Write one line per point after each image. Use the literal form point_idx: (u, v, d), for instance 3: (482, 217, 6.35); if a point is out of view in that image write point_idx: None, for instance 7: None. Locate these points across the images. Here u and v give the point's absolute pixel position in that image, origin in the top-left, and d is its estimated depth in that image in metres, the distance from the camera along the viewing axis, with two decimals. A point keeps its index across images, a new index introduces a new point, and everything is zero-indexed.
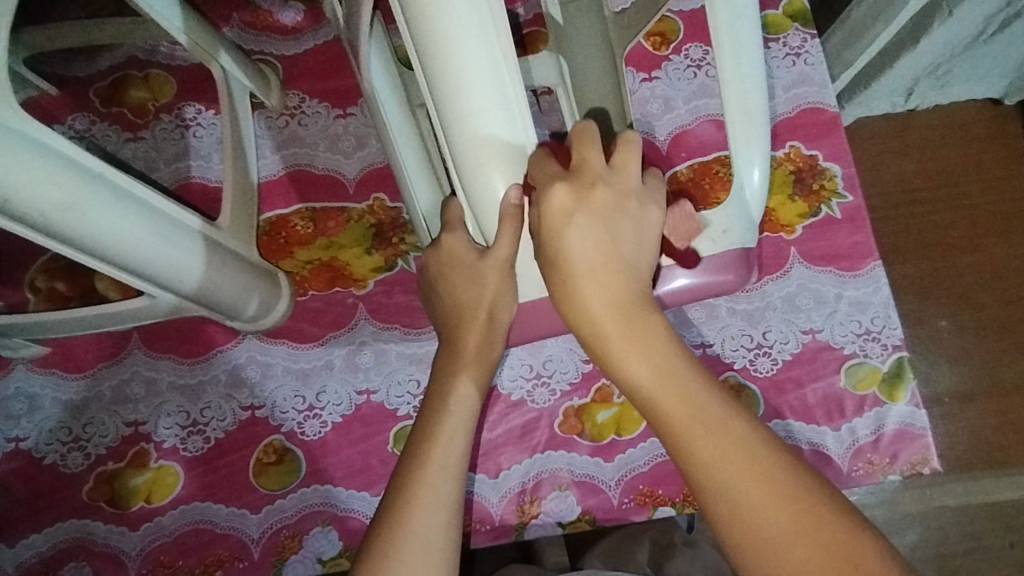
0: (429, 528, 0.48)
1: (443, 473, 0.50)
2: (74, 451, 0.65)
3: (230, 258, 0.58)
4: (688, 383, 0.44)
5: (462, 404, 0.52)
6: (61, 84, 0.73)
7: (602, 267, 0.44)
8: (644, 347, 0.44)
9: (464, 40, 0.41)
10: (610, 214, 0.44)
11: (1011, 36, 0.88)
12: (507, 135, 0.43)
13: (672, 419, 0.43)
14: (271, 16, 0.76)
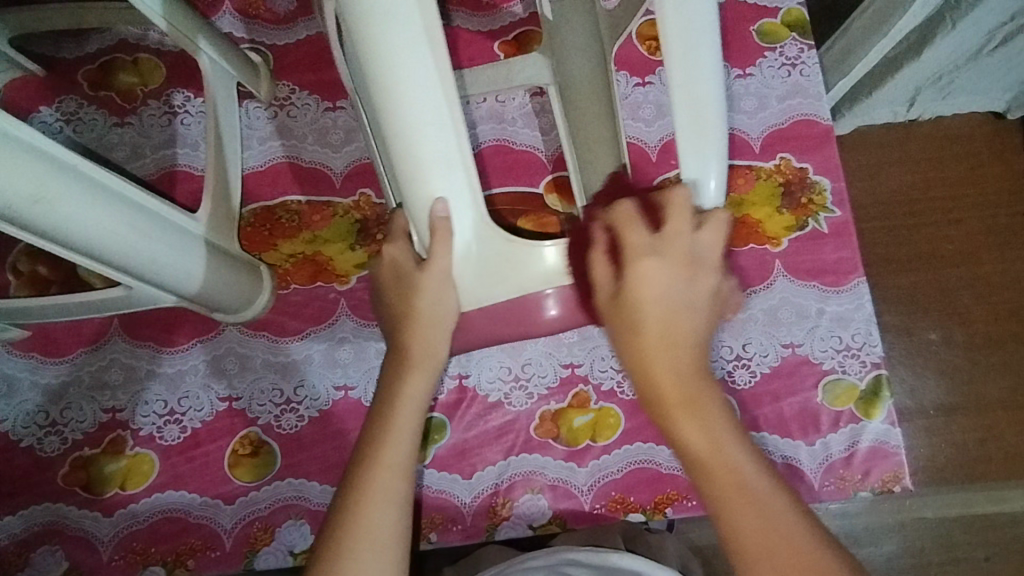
0: (381, 525, 0.50)
1: (392, 472, 0.51)
2: (50, 436, 0.65)
3: (211, 252, 0.58)
4: (737, 459, 0.47)
5: (410, 404, 0.53)
6: (49, 66, 0.73)
7: (666, 342, 0.48)
8: (701, 416, 0.48)
9: (402, 50, 0.43)
10: (671, 277, 0.48)
11: (1015, 48, 0.87)
12: (441, 141, 0.46)
13: (716, 484, 0.47)
14: (264, 5, 0.76)
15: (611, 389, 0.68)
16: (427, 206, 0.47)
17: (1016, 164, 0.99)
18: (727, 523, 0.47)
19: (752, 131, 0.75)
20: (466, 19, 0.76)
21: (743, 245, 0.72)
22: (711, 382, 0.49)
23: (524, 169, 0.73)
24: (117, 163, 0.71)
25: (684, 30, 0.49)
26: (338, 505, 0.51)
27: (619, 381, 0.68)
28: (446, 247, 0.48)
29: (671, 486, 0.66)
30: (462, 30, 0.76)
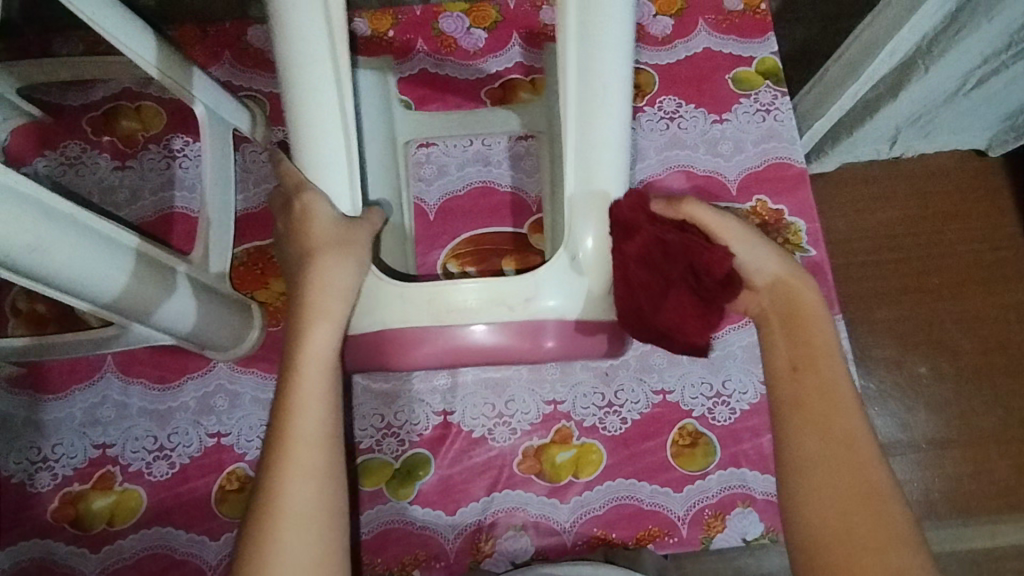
0: (301, 498, 0.48)
1: (308, 439, 0.50)
2: (42, 471, 0.66)
3: (202, 293, 0.60)
4: (844, 396, 0.51)
5: (317, 362, 0.51)
6: (55, 113, 0.76)
7: (790, 281, 0.55)
8: (810, 340, 0.53)
9: (311, 63, 0.51)
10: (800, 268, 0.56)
11: (992, 90, 0.87)
12: (332, 150, 0.53)
13: (809, 393, 0.51)
14: (262, 55, 0.80)
15: (593, 426, 0.69)
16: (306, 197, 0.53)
17: (998, 200, 1.01)
18: (796, 414, 0.51)
19: (729, 173, 0.77)
20: (453, 69, 0.80)
21: None
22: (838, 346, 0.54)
23: (509, 210, 0.76)
24: (116, 205, 0.74)
25: (591, 100, 0.52)
26: (260, 481, 0.50)
27: (600, 418, 0.70)
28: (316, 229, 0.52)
29: (652, 523, 0.66)
30: (449, 78, 0.79)
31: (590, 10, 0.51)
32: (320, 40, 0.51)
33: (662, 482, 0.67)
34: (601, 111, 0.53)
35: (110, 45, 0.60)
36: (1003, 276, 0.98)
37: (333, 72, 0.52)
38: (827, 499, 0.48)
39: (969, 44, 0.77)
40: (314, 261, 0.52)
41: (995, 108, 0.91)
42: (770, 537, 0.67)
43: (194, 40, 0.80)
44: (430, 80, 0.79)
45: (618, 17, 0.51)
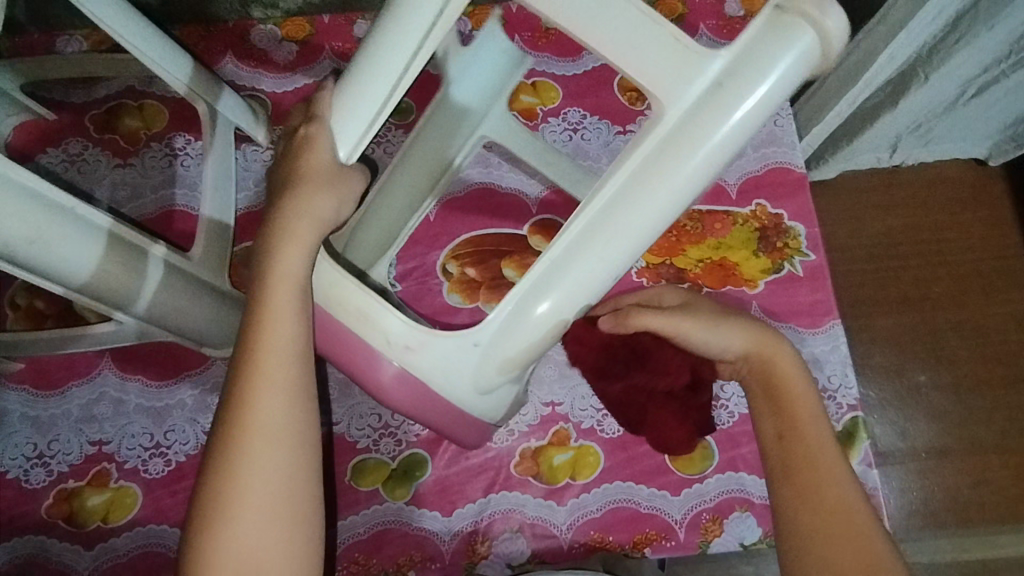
0: (271, 414, 0.47)
1: (277, 357, 0.48)
2: (37, 467, 0.66)
3: (203, 290, 0.60)
4: (831, 456, 0.52)
5: (286, 284, 0.49)
6: (58, 110, 0.76)
7: (761, 347, 0.56)
8: (787, 404, 0.54)
9: (397, 36, 0.48)
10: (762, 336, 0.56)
11: (991, 101, 0.88)
12: (352, 124, 0.50)
13: (800, 471, 0.52)
14: (265, 55, 0.80)
15: (591, 428, 0.69)
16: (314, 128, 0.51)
17: (998, 210, 1.02)
18: (786, 484, 0.52)
19: (729, 177, 0.77)
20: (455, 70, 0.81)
21: (720, 287, 0.74)
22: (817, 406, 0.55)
23: (509, 212, 0.76)
24: (116, 202, 0.74)
25: (632, 190, 0.47)
26: (229, 400, 0.48)
27: (598, 420, 0.69)
28: (310, 160, 0.50)
29: (650, 526, 0.66)
30: None
31: (692, 115, 0.46)
32: (421, 19, 0.48)
33: (659, 485, 0.67)
34: (639, 210, 0.47)
35: (137, 57, 0.63)
36: (1003, 285, 0.98)
37: (404, 64, 0.49)
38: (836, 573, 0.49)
39: (970, 52, 0.77)
40: (305, 187, 0.50)
41: (994, 116, 0.91)
42: (769, 542, 0.66)
43: (198, 39, 0.80)
44: (432, 83, 0.81)
45: (720, 142, 0.46)
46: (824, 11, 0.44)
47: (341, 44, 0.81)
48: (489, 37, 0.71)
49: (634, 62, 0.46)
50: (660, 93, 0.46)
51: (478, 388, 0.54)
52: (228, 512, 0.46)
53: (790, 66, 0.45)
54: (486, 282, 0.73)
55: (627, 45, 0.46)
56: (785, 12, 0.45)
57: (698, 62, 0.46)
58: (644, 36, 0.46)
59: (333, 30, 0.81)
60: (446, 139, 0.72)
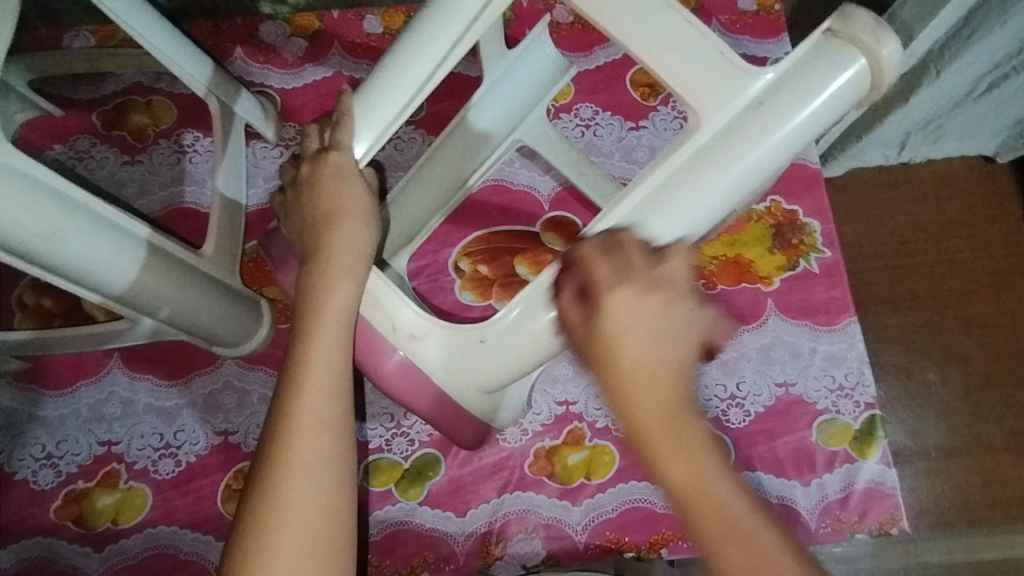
0: (321, 447, 0.44)
1: (326, 394, 0.45)
2: (45, 468, 0.65)
3: (216, 289, 0.60)
4: (721, 491, 0.35)
5: (335, 317, 0.48)
6: (66, 106, 0.76)
7: (650, 362, 0.37)
8: (688, 446, 0.35)
9: (442, 24, 0.50)
10: (663, 320, 0.39)
11: (1004, 96, 0.82)
12: (384, 104, 0.51)
13: (709, 536, 0.34)
14: (274, 51, 0.79)
15: (605, 427, 0.68)
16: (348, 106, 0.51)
17: (1005, 207, 0.93)
18: None
19: None
20: (467, 66, 0.81)
21: (734, 284, 0.73)
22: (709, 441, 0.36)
23: (522, 209, 0.75)
24: (125, 199, 0.73)
25: (670, 188, 0.48)
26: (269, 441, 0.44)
27: (613, 419, 0.69)
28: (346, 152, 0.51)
29: (666, 527, 0.65)
30: (463, 76, 0.81)
31: (737, 123, 0.47)
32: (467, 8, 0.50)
33: None
34: (672, 210, 0.48)
35: (161, 62, 0.63)
36: (1014, 285, 0.88)
37: (444, 54, 0.50)
38: None
39: (981, 48, 0.74)
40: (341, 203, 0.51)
41: (1004, 114, 0.85)
42: None
43: (208, 35, 0.80)
44: (443, 80, 0.80)
45: (763, 150, 0.47)
46: (877, 38, 0.46)
47: (350, 40, 0.80)
48: (536, 42, 0.69)
49: (681, 68, 0.48)
50: (702, 97, 0.47)
51: (480, 387, 0.54)
52: (263, 571, 0.41)
53: (836, 87, 0.47)
54: (499, 280, 0.73)
55: (676, 52, 0.48)
56: (833, 39, 0.48)
57: (746, 75, 0.47)
58: (693, 47, 0.48)
59: (342, 26, 0.80)
60: (480, 136, 0.69)
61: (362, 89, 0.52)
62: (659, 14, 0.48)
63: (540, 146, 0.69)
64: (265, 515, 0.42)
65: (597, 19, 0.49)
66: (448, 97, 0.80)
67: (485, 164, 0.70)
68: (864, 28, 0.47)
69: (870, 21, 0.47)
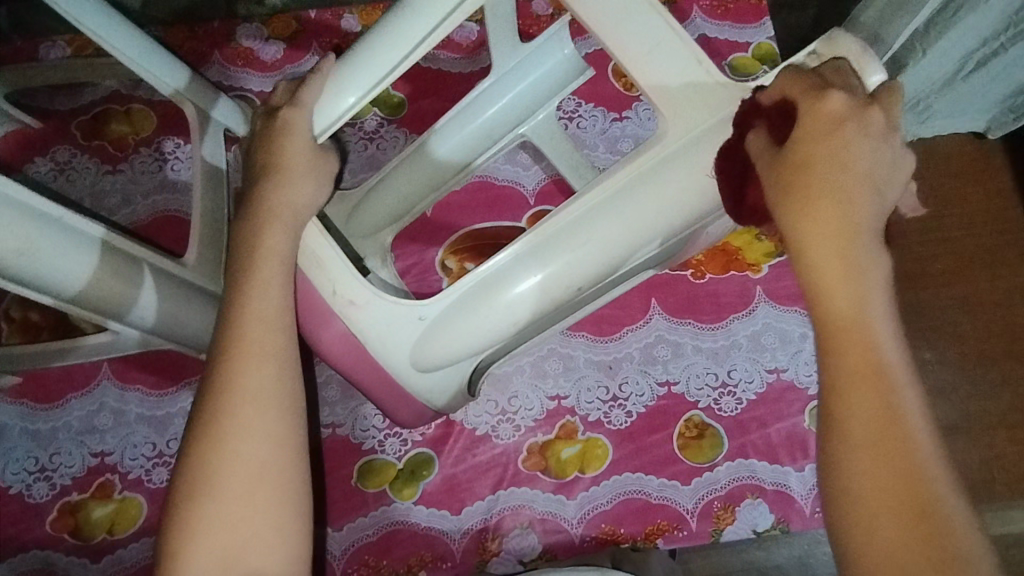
0: (251, 450, 0.45)
1: (255, 399, 0.46)
2: (39, 482, 0.65)
3: (200, 296, 0.59)
4: (881, 323, 0.36)
5: (264, 321, 0.48)
6: (44, 118, 0.75)
7: (839, 200, 0.38)
8: (856, 276, 0.37)
9: (415, 15, 0.49)
10: (861, 156, 0.39)
11: (995, 71, 0.79)
12: (346, 87, 0.51)
13: (843, 358, 0.36)
14: (252, 53, 0.79)
15: (598, 420, 0.69)
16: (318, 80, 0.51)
17: (997, 183, 0.92)
18: (847, 409, 0.35)
19: None
20: (447, 61, 0.80)
21: (723, 272, 0.73)
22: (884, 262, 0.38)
23: (507, 205, 0.75)
24: (108, 209, 0.73)
25: (634, 185, 0.48)
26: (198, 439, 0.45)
27: (605, 412, 0.69)
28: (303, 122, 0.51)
29: (661, 516, 0.65)
30: (444, 72, 0.80)
31: (711, 130, 0.48)
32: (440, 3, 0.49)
33: (669, 475, 0.66)
34: (632, 209, 0.48)
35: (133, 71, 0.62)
36: (1007, 261, 0.88)
37: (408, 49, 0.50)
38: (881, 521, 0.34)
39: (969, 22, 0.72)
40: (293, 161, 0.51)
41: (994, 89, 0.83)
42: (781, 529, 0.65)
43: (184, 41, 0.79)
44: (424, 77, 0.80)
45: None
46: (861, 62, 0.49)
47: (328, 40, 0.79)
48: (556, 37, 0.66)
49: (658, 69, 0.49)
50: (676, 96, 0.48)
51: (416, 366, 0.53)
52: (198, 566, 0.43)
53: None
54: None
55: (652, 56, 0.49)
56: (818, 61, 0.50)
57: (723, 82, 0.48)
58: (670, 50, 0.49)
59: (320, 27, 0.80)
60: (480, 128, 0.67)
61: (334, 66, 0.51)
62: (641, 17, 0.50)
63: (544, 144, 0.68)
64: (197, 511, 0.43)
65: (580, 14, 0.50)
66: (430, 94, 0.79)
67: (486, 152, 0.68)
68: (850, 52, 0.49)
69: (856, 48, 0.49)
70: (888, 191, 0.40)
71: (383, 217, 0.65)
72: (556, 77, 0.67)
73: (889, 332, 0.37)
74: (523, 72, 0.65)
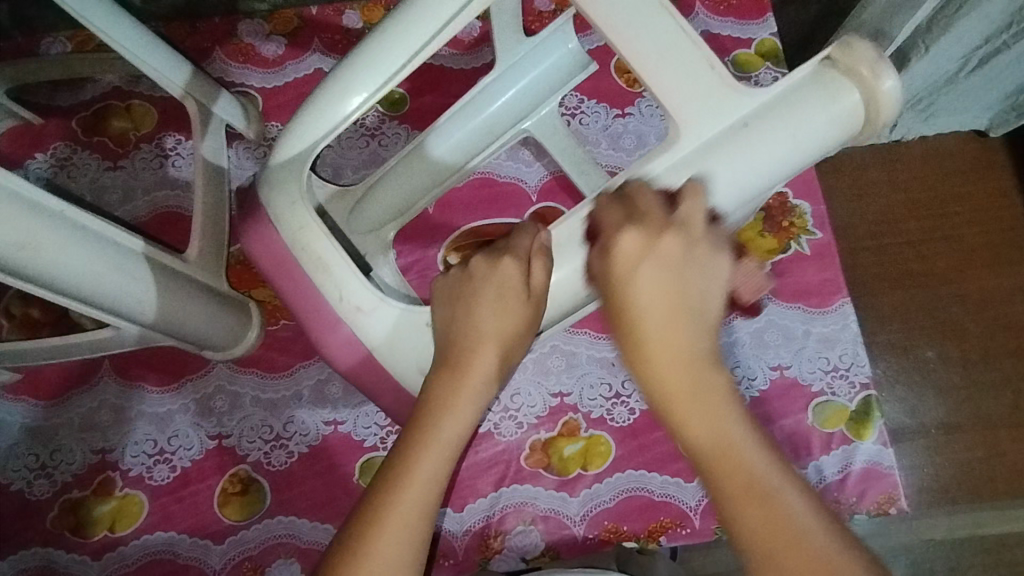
0: (426, 481, 0.48)
1: (443, 443, 0.49)
2: (40, 479, 0.65)
3: (199, 292, 0.59)
4: (741, 439, 0.41)
5: (479, 378, 0.50)
6: (44, 114, 0.75)
7: (682, 312, 0.45)
8: (705, 402, 0.43)
9: (419, 19, 0.50)
10: (683, 270, 0.46)
11: (996, 69, 0.78)
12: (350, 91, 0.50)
13: (720, 479, 0.41)
14: (253, 49, 0.78)
15: (601, 417, 0.68)
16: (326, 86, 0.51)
17: (1001, 181, 0.91)
18: (752, 526, 0.39)
19: None
20: (449, 58, 0.80)
21: None
22: (729, 384, 0.44)
23: (509, 201, 0.75)
24: (109, 206, 0.72)
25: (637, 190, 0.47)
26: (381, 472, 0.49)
27: (608, 408, 0.68)
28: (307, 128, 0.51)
29: (664, 514, 0.65)
30: (445, 69, 0.80)
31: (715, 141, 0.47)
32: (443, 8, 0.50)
33: (672, 473, 0.66)
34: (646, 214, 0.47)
35: (134, 64, 0.62)
36: (1011, 259, 0.88)
37: (413, 52, 0.50)
38: None
39: (970, 20, 0.70)
40: (489, 289, 0.51)
41: (997, 87, 0.82)
42: None
43: (185, 37, 0.79)
44: (425, 73, 0.80)
45: (735, 172, 0.47)
46: (873, 71, 0.48)
47: (330, 36, 0.79)
48: (560, 33, 0.67)
49: (670, 75, 0.48)
50: (685, 103, 0.48)
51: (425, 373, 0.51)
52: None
53: (824, 116, 0.48)
54: None
55: (666, 61, 0.49)
56: (831, 67, 0.49)
57: (733, 92, 0.48)
58: (683, 54, 0.49)
59: (321, 23, 0.79)
60: (483, 124, 0.66)
61: (338, 69, 0.51)
62: (655, 22, 0.49)
63: (547, 140, 0.67)
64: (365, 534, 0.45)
65: (590, 15, 0.49)
66: (431, 90, 0.79)
67: (483, 153, 0.67)
68: (863, 61, 0.48)
69: (870, 55, 0.48)
70: (711, 309, 0.46)
71: (386, 212, 0.63)
72: (562, 70, 0.67)
73: (754, 445, 0.42)
74: (528, 66, 0.66)
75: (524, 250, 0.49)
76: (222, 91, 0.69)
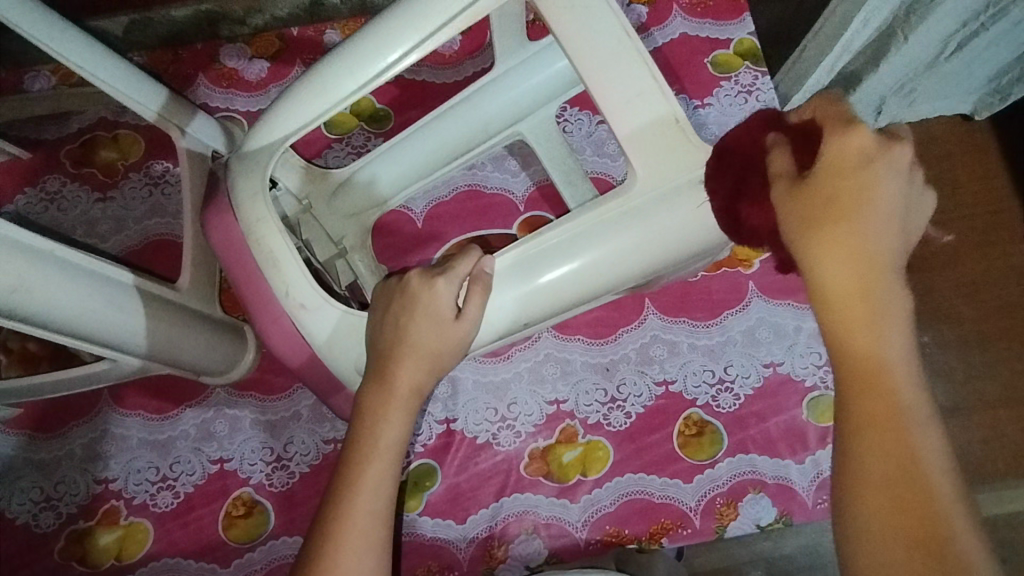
0: (375, 499, 0.48)
1: (382, 459, 0.49)
2: (45, 511, 0.65)
3: (190, 319, 0.60)
4: (895, 355, 0.37)
5: (408, 390, 0.50)
6: (32, 148, 0.75)
7: (851, 228, 0.37)
8: (873, 305, 0.37)
9: (391, 36, 0.50)
10: (890, 188, 0.38)
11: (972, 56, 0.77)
12: (317, 96, 0.51)
13: (859, 389, 0.37)
14: (236, 73, 0.79)
15: (597, 422, 0.69)
16: (299, 86, 0.52)
17: (989, 164, 0.92)
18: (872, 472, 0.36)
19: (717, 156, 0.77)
20: (430, 73, 0.81)
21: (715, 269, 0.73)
22: (907, 299, 0.38)
23: (498, 212, 0.76)
24: (101, 236, 0.73)
25: (606, 227, 0.47)
26: (328, 496, 0.49)
27: (604, 414, 0.69)
28: (275, 122, 0.52)
29: (665, 515, 0.66)
30: (427, 83, 0.80)
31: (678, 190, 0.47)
32: (414, 26, 0.50)
33: (671, 474, 0.67)
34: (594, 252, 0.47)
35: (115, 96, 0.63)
36: (1002, 241, 0.88)
37: (381, 69, 0.50)
38: None
39: None
40: (419, 317, 0.49)
41: (977, 73, 0.82)
42: (785, 521, 0.66)
43: (168, 64, 0.80)
44: (408, 88, 0.80)
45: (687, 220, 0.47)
46: None
47: (311, 56, 0.80)
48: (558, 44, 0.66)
49: (634, 114, 0.47)
50: (646, 143, 0.47)
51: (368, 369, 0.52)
52: None
53: None
54: None
55: (631, 103, 0.48)
56: None
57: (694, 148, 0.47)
58: (647, 101, 0.48)
59: (302, 43, 0.80)
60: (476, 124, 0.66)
61: (320, 68, 0.52)
62: (622, 59, 0.48)
63: (538, 146, 0.67)
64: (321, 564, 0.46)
65: (562, 24, 0.49)
66: (416, 105, 0.80)
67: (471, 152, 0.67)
68: None
69: None
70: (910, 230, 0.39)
71: (369, 202, 0.66)
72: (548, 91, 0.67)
73: (903, 364, 0.37)
74: (526, 73, 0.66)
75: (460, 274, 0.49)
76: (200, 115, 0.69)
